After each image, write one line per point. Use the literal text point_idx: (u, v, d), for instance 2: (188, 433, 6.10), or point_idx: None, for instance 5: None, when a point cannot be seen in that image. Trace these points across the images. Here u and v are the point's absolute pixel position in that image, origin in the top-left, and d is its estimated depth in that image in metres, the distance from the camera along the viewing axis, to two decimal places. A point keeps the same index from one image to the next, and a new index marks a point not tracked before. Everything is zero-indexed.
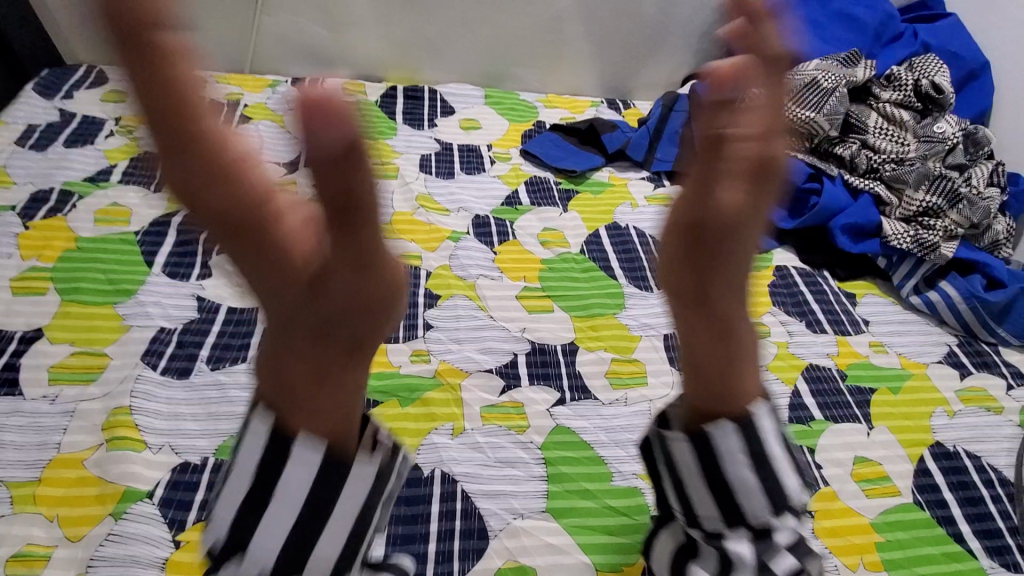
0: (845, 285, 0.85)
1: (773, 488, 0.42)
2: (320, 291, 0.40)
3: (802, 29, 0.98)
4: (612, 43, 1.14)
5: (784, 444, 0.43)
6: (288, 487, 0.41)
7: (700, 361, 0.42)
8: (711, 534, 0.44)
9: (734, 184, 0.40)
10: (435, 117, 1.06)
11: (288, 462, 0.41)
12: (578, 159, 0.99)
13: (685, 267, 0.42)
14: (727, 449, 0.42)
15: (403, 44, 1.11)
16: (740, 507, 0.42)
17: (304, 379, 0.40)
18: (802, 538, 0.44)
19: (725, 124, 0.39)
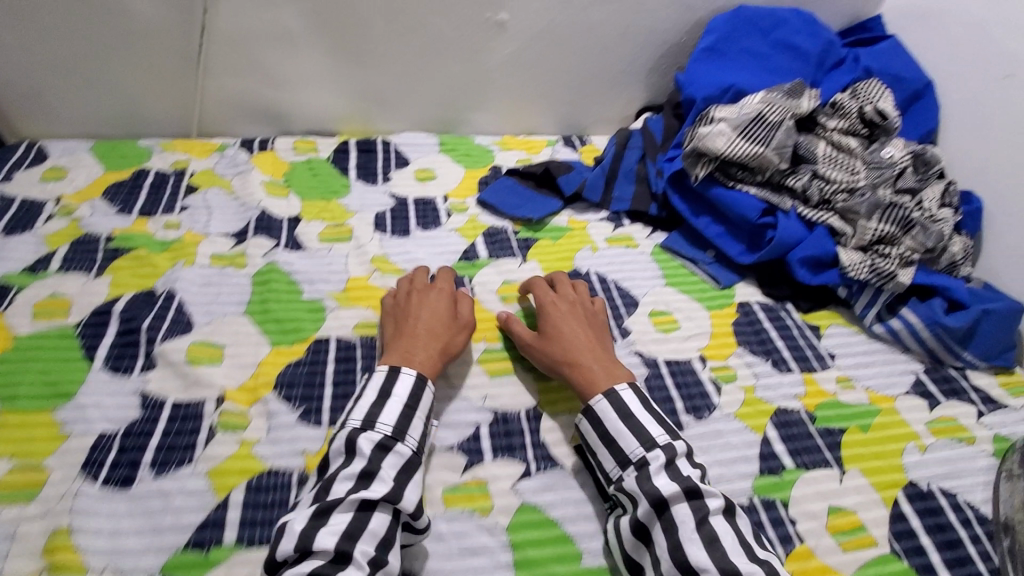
0: (809, 317, 0.85)
1: (641, 428, 0.61)
2: (449, 317, 0.73)
3: (746, 61, 0.98)
4: (564, 82, 1.13)
5: (648, 408, 0.64)
6: (379, 424, 0.59)
7: (573, 371, 0.69)
8: (616, 483, 0.61)
9: (548, 290, 0.79)
10: (389, 170, 1.05)
11: (387, 406, 0.61)
12: (536, 205, 0.98)
13: (549, 320, 0.74)
14: (605, 412, 0.63)
15: (353, 99, 1.10)
16: (620, 449, 0.61)
17: (424, 333, 0.70)
18: (675, 464, 0.59)
19: (547, 291, 0.78)
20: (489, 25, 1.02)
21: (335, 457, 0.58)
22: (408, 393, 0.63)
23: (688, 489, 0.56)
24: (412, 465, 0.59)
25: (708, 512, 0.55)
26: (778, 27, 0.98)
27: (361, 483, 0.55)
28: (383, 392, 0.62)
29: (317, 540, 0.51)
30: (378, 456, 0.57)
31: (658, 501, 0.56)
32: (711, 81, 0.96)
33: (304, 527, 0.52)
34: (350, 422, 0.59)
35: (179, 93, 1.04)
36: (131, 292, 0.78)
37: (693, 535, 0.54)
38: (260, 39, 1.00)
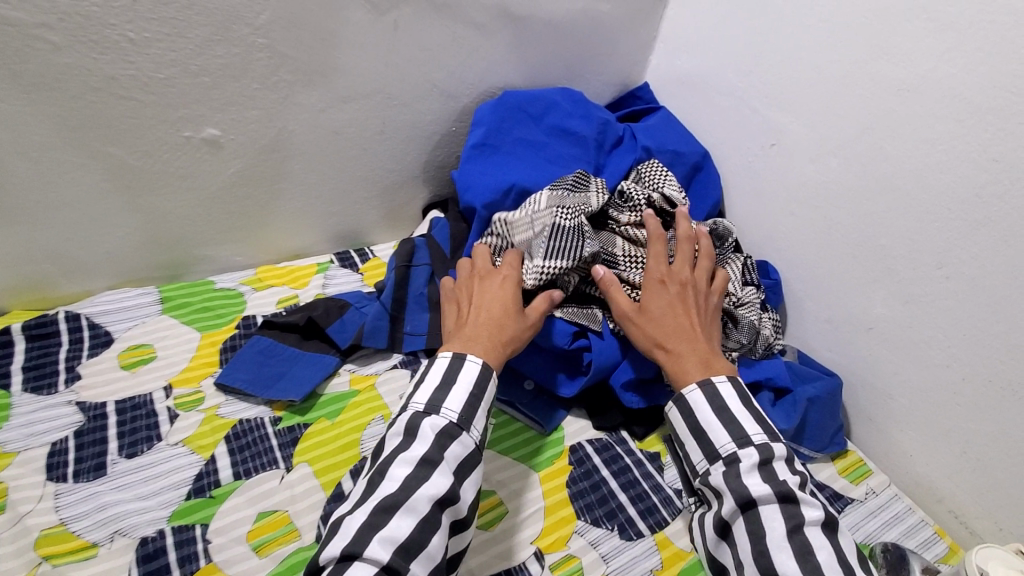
0: (647, 444, 0.75)
1: (736, 423, 0.60)
2: (511, 300, 0.69)
3: (521, 151, 0.87)
4: (326, 193, 0.91)
5: (747, 401, 0.62)
6: (444, 409, 0.58)
7: (670, 356, 0.67)
8: (702, 477, 0.62)
9: (668, 271, 0.73)
10: (76, 361, 0.74)
11: (450, 394, 0.59)
12: (303, 372, 0.74)
13: (676, 300, 0.70)
14: (696, 402, 0.63)
15: (13, 262, 0.77)
16: (710, 443, 0.61)
17: (484, 323, 0.66)
18: (770, 466, 0.57)
19: (659, 262, 0.74)
20: (196, 144, 0.76)
21: (394, 438, 0.57)
22: (474, 378, 0.60)
23: (780, 493, 0.55)
24: (471, 462, 0.56)
25: (802, 521, 0.54)
26: (549, 111, 0.88)
27: (421, 471, 0.53)
28: (444, 379, 0.60)
29: (370, 547, 0.48)
30: (440, 444, 0.55)
31: (746, 500, 0.56)
32: (488, 184, 0.82)
33: (363, 523, 0.50)
34: (413, 405, 0.58)
35: None
36: None
37: (784, 543, 0.53)
38: None
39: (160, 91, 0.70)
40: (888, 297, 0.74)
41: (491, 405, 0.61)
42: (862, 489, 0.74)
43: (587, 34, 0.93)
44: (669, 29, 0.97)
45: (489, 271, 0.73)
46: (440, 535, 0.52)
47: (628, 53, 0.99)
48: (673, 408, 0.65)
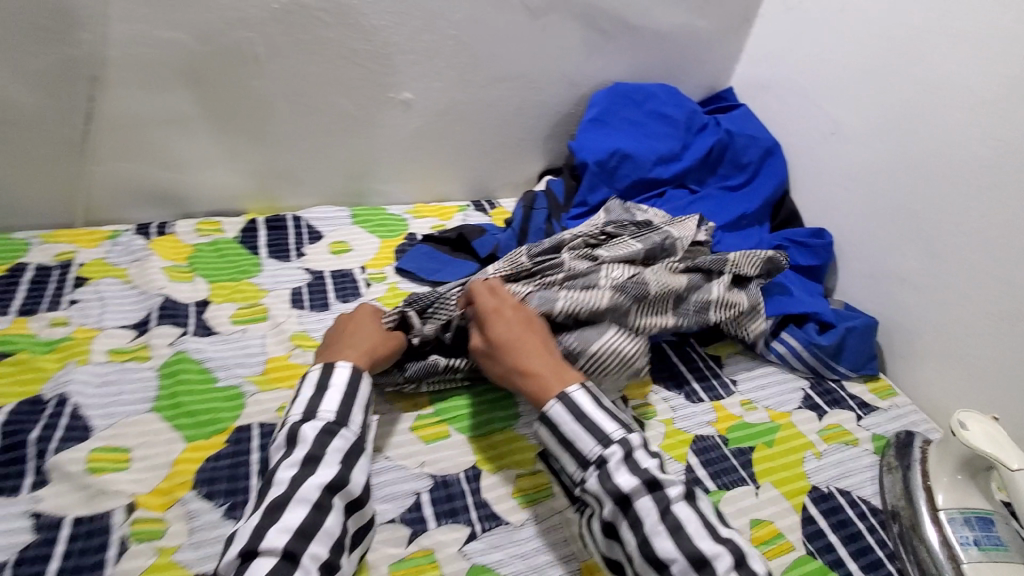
0: (713, 350, 0.94)
1: (596, 427, 0.64)
2: (347, 336, 0.75)
3: (627, 128, 1.12)
4: (472, 152, 1.20)
5: (583, 420, 0.65)
6: (320, 413, 0.64)
7: (523, 377, 0.70)
8: (581, 485, 0.64)
9: (481, 308, 0.76)
10: (302, 244, 1.05)
11: (326, 395, 0.66)
12: (453, 269, 1.02)
13: (492, 331, 0.74)
14: (560, 414, 0.66)
15: (260, 176, 1.07)
16: (580, 451, 0.64)
17: (301, 355, 0.72)
18: (633, 457, 0.62)
19: (487, 297, 0.76)
20: (395, 103, 1.07)
21: (279, 451, 0.63)
22: (345, 382, 0.67)
23: (646, 481, 0.60)
24: (354, 449, 0.64)
25: (670, 501, 0.59)
26: (649, 100, 1.14)
27: (308, 466, 0.60)
28: (319, 385, 0.67)
29: (266, 538, 0.55)
30: (322, 441, 0.62)
31: (621, 498, 0.60)
32: (600, 147, 1.09)
33: (256, 524, 0.56)
34: (291, 417, 0.64)
35: (61, 180, 0.96)
36: (11, 403, 0.70)
37: (658, 527, 0.58)
38: (156, 122, 0.95)
39: (383, 63, 1.01)
40: (919, 252, 0.93)
41: (365, 403, 0.68)
42: (888, 402, 0.92)
43: (685, 44, 1.19)
44: (753, 44, 1.21)
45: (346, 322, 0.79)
46: (336, 516, 0.59)
47: (718, 61, 1.24)
48: (556, 403, 0.66)
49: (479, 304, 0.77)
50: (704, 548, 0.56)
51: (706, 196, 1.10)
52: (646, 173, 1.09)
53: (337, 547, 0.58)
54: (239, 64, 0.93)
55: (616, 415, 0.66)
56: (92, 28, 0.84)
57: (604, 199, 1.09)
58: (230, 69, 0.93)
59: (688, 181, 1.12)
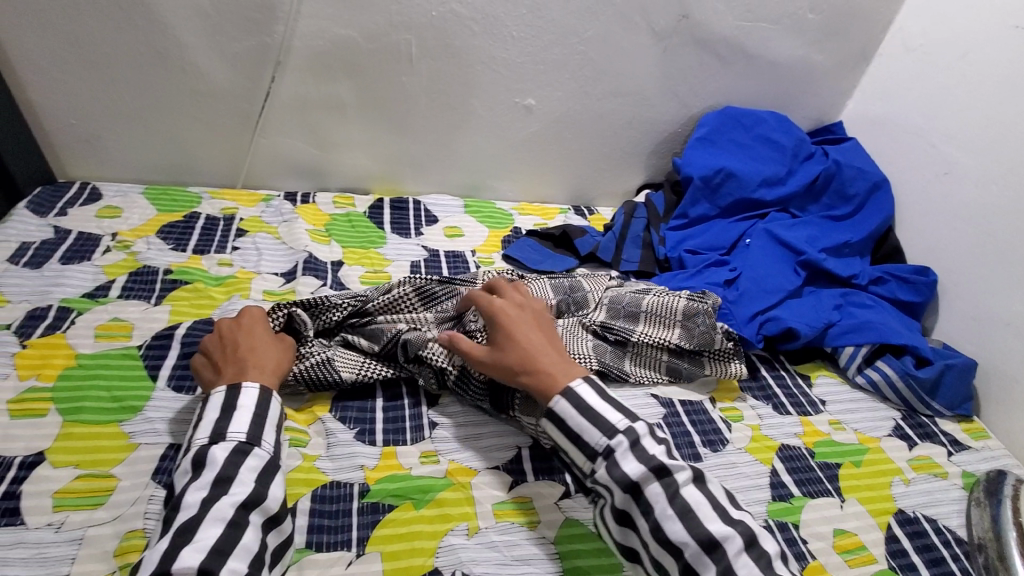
0: (801, 370, 0.98)
1: (599, 419, 0.62)
2: (235, 352, 0.68)
3: (732, 150, 1.17)
4: (580, 159, 1.27)
5: (586, 410, 0.62)
6: (230, 434, 0.59)
7: (537, 373, 0.66)
8: (592, 476, 0.62)
9: (502, 303, 0.73)
10: (420, 225, 1.16)
11: (234, 418, 0.60)
12: (555, 261, 1.10)
13: (525, 324, 0.71)
14: (564, 411, 0.63)
15: (390, 161, 1.20)
16: (587, 444, 0.62)
17: (233, 366, 0.66)
18: (640, 445, 0.61)
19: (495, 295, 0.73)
20: (518, 108, 1.17)
21: (184, 474, 0.57)
22: (255, 402, 0.62)
23: (654, 468, 0.59)
24: (271, 467, 0.59)
25: (677, 486, 0.58)
26: (758, 124, 1.18)
27: (219, 487, 0.55)
28: (226, 406, 0.61)
29: (180, 559, 0.50)
30: (234, 461, 0.57)
31: (630, 486, 0.59)
32: (706, 163, 1.14)
33: (166, 546, 0.51)
34: (197, 441, 0.58)
35: (232, 147, 1.12)
36: (189, 320, 0.84)
37: (667, 511, 0.57)
38: (314, 106, 1.10)
39: (514, 70, 1.11)
40: None
41: (279, 419, 0.64)
42: (980, 443, 0.90)
43: (799, 76, 1.22)
44: (869, 81, 1.23)
45: (227, 332, 0.71)
46: (254, 533, 0.55)
47: (830, 96, 1.26)
48: (561, 401, 0.63)
49: (483, 300, 0.72)
50: (711, 529, 0.56)
51: (808, 221, 1.12)
52: (749, 194, 1.13)
53: (258, 562, 0.54)
54: (392, 61, 1.07)
55: (614, 401, 0.64)
56: (283, 21, 0.99)
57: (703, 214, 1.14)
58: (383, 65, 1.07)
59: (790, 206, 1.15)
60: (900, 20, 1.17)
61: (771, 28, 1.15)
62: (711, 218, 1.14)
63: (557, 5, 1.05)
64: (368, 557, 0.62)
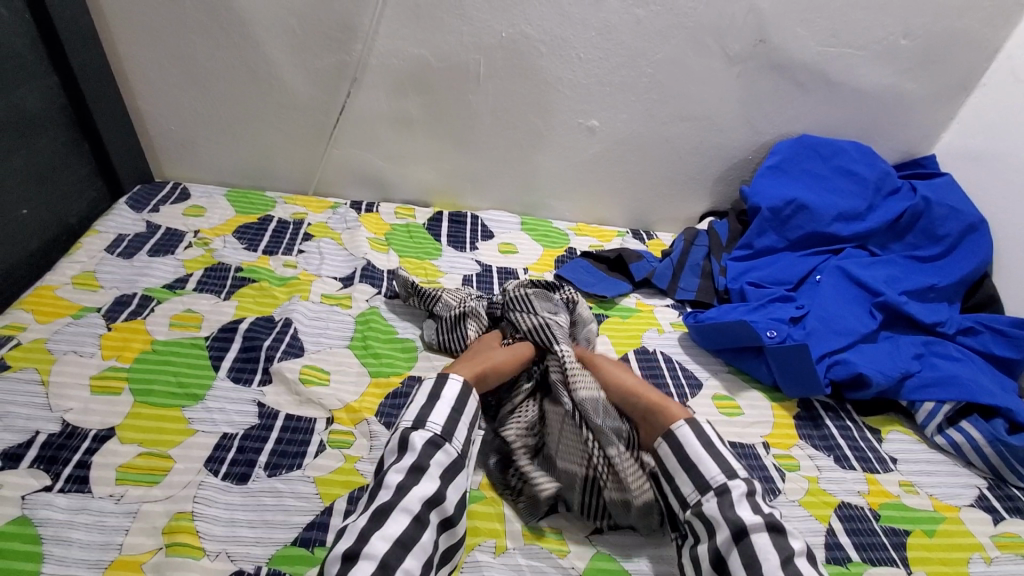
0: (869, 421, 0.90)
1: (721, 457, 0.63)
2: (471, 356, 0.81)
3: (807, 180, 1.11)
4: (642, 183, 1.25)
5: (711, 446, 0.64)
6: (429, 424, 0.63)
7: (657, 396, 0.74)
8: (694, 508, 0.62)
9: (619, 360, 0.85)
10: (476, 240, 1.18)
11: (437, 406, 0.65)
12: (608, 285, 1.08)
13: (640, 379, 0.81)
14: (685, 435, 0.65)
15: (452, 176, 1.23)
16: (701, 473, 0.63)
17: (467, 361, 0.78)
18: (754, 496, 0.60)
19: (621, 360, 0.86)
20: (582, 129, 1.16)
21: (392, 454, 0.62)
22: (454, 397, 0.67)
23: (769, 522, 0.57)
24: (457, 466, 0.62)
25: (791, 553, 0.55)
26: (838, 154, 1.11)
27: (413, 475, 0.59)
28: (433, 395, 0.67)
29: (370, 543, 0.54)
30: (427, 452, 0.61)
31: (738, 529, 0.57)
32: (776, 193, 1.08)
33: (364, 527, 0.55)
34: (404, 422, 0.64)
35: (307, 159, 1.20)
36: (252, 316, 0.89)
37: (778, 573, 0.54)
38: (386, 121, 1.15)
39: (579, 92, 1.12)
40: None
41: (471, 418, 0.68)
42: None
43: (886, 106, 1.15)
44: (969, 113, 1.14)
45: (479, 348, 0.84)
46: (431, 533, 0.57)
47: (921, 128, 1.18)
48: (684, 425, 0.66)
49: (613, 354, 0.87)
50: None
51: (888, 260, 1.04)
52: (823, 227, 1.07)
53: (428, 564, 0.56)
54: (461, 80, 1.10)
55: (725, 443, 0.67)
56: (363, 41, 1.05)
57: (770, 245, 1.08)
58: (453, 84, 1.10)
59: (869, 243, 1.07)
60: (1006, 49, 1.08)
61: (858, 54, 1.08)
62: (779, 250, 1.08)
63: (628, 28, 1.04)
64: None
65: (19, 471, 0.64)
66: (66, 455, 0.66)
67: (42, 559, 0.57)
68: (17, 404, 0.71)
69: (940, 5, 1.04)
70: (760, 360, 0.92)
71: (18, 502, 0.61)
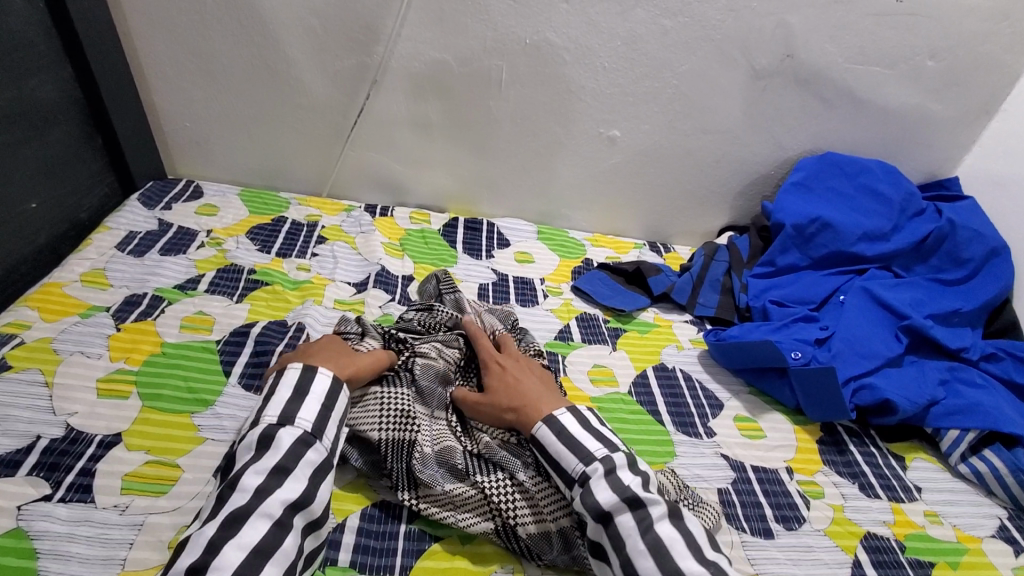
0: (893, 448, 0.87)
1: (576, 445, 0.64)
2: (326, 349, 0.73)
3: (831, 198, 1.09)
4: (661, 195, 1.23)
5: (567, 437, 0.65)
6: (297, 420, 0.61)
7: (513, 405, 0.71)
8: (572, 502, 0.63)
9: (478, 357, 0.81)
10: (492, 248, 1.16)
11: (304, 404, 0.63)
12: (626, 299, 1.06)
13: (506, 364, 0.77)
14: (546, 438, 0.66)
15: (468, 183, 1.21)
16: (564, 470, 0.64)
17: (329, 357, 0.71)
18: (614, 473, 0.61)
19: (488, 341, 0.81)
20: (602, 139, 1.15)
21: (248, 452, 0.59)
22: (324, 393, 0.65)
23: (625, 496, 0.59)
24: (325, 467, 0.61)
25: (651, 521, 0.57)
26: (862, 173, 1.10)
27: (274, 478, 0.57)
28: (299, 390, 0.64)
29: (221, 555, 0.51)
30: (294, 452, 0.59)
31: (601, 513, 0.59)
32: (800, 210, 1.06)
33: (214, 536, 0.52)
34: (267, 418, 0.61)
35: (321, 160, 1.18)
36: (265, 320, 0.87)
37: (638, 545, 0.56)
38: (402, 125, 1.13)
39: (601, 102, 1.10)
40: None
41: (342, 415, 0.66)
42: None
43: (912, 125, 1.13)
44: (995, 135, 1.12)
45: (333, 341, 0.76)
46: (295, 536, 0.56)
47: (946, 149, 1.16)
48: (541, 429, 0.67)
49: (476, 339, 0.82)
50: (684, 567, 0.54)
51: (912, 282, 1.02)
52: (847, 246, 1.05)
53: (291, 568, 0.55)
54: (481, 86, 1.08)
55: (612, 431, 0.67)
56: (384, 43, 1.04)
57: (792, 263, 1.06)
58: (473, 90, 1.09)
59: (893, 264, 1.05)
60: None
61: (886, 73, 1.07)
62: (801, 269, 1.06)
63: (654, 39, 1.03)
64: None
65: (20, 478, 0.62)
66: (69, 461, 0.64)
67: (42, 572, 0.55)
68: (20, 406, 0.69)
69: (971, 25, 1.02)
70: (783, 382, 0.90)
71: (15, 512, 0.59)
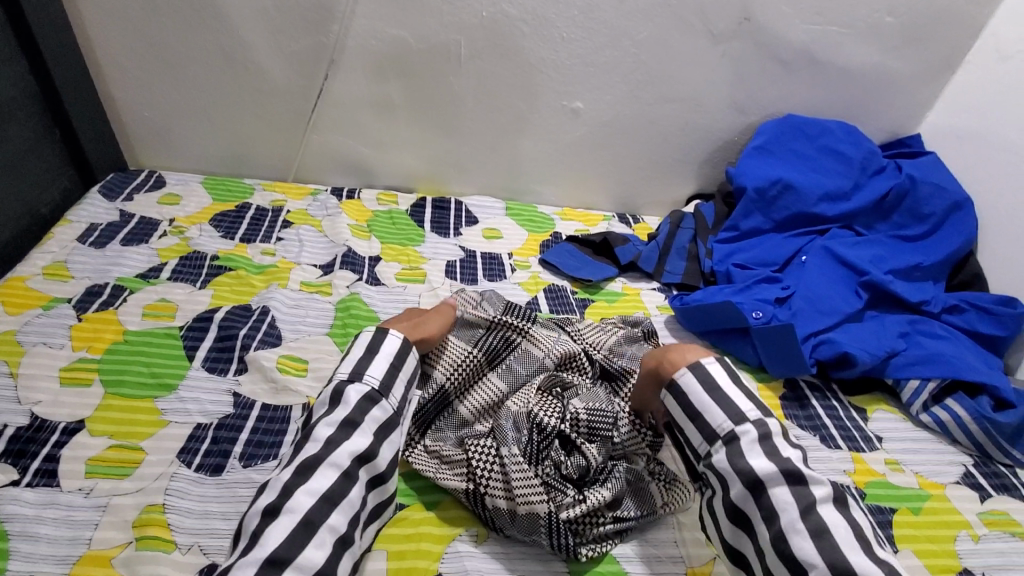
0: (854, 401, 0.89)
1: (727, 403, 0.62)
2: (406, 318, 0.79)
3: (793, 160, 1.10)
4: (628, 166, 1.23)
5: (715, 391, 0.63)
6: (366, 376, 0.62)
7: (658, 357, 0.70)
8: (706, 461, 0.62)
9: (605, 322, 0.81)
10: (460, 226, 1.16)
11: (374, 360, 0.64)
12: (593, 269, 1.06)
13: None
14: (688, 390, 0.65)
15: (435, 162, 1.21)
16: (708, 424, 0.62)
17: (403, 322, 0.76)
18: (770, 441, 0.59)
19: None
20: (565, 111, 1.15)
21: (321, 406, 0.61)
22: (394, 351, 0.66)
23: (783, 470, 0.56)
24: (390, 423, 0.62)
25: (813, 501, 0.54)
26: (823, 134, 1.10)
27: (343, 430, 0.58)
28: (370, 348, 0.66)
29: (293, 497, 0.52)
30: (362, 407, 0.60)
31: (752, 480, 0.57)
32: (761, 173, 1.07)
33: (288, 481, 0.54)
34: (339, 374, 0.63)
35: (285, 145, 1.17)
36: (229, 305, 0.87)
37: (797, 525, 0.54)
38: (365, 105, 1.12)
39: (563, 74, 1.09)
40: None
41: (409, 374, 0.67)
42: None
43: (872, 85, 1.14)
44: (953, 92, 1.13)
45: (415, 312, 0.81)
46: (361, 488, 0.57)
47: (907, 107, 1.17)
48: (686, 377, 0.65)
49: None
50: (853, 561, 0.51)
51: (874, 240, 1.04)
52: (809, 208, 1.06)
53: (357, 519, 0.56)
54: (442, 62, 1.07)
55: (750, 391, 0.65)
56: (340, 21, 1.02)
57: (756, 226, 1.07)
58: (433, 66, 1.08)
59: (855, 223, 1.06)
60: (992, 25, 1.07)
61: (844, 32, 1.07)
62: (764, 232, 1.07)
63: (610, 6, 1.02)
64: (375, 554, 0.62)
65: None
66: (32, 449, 0.64)
67: (9, 555, 0.55)
68: None
69: None
70: (745, 341, 0.91)
71: None
